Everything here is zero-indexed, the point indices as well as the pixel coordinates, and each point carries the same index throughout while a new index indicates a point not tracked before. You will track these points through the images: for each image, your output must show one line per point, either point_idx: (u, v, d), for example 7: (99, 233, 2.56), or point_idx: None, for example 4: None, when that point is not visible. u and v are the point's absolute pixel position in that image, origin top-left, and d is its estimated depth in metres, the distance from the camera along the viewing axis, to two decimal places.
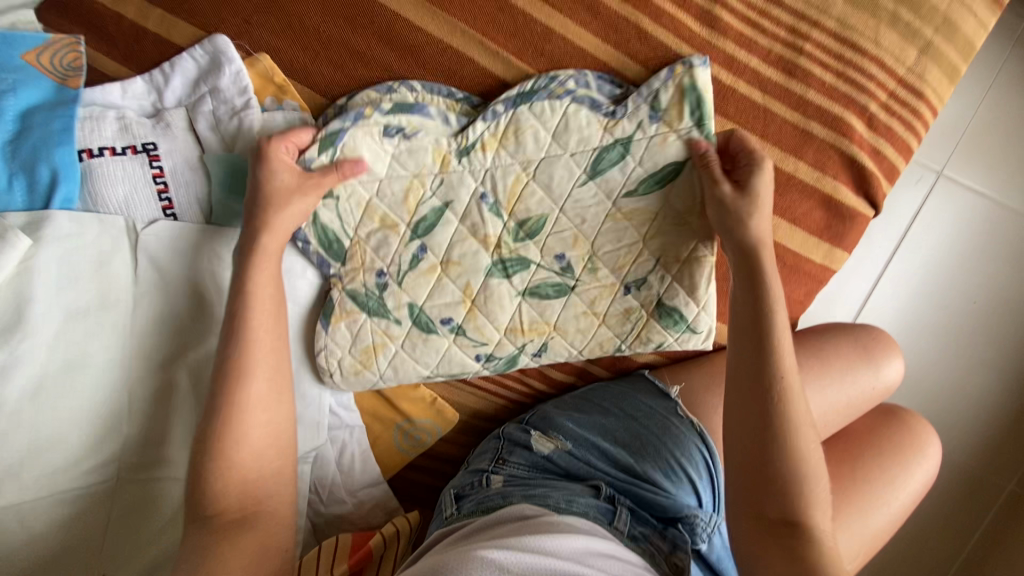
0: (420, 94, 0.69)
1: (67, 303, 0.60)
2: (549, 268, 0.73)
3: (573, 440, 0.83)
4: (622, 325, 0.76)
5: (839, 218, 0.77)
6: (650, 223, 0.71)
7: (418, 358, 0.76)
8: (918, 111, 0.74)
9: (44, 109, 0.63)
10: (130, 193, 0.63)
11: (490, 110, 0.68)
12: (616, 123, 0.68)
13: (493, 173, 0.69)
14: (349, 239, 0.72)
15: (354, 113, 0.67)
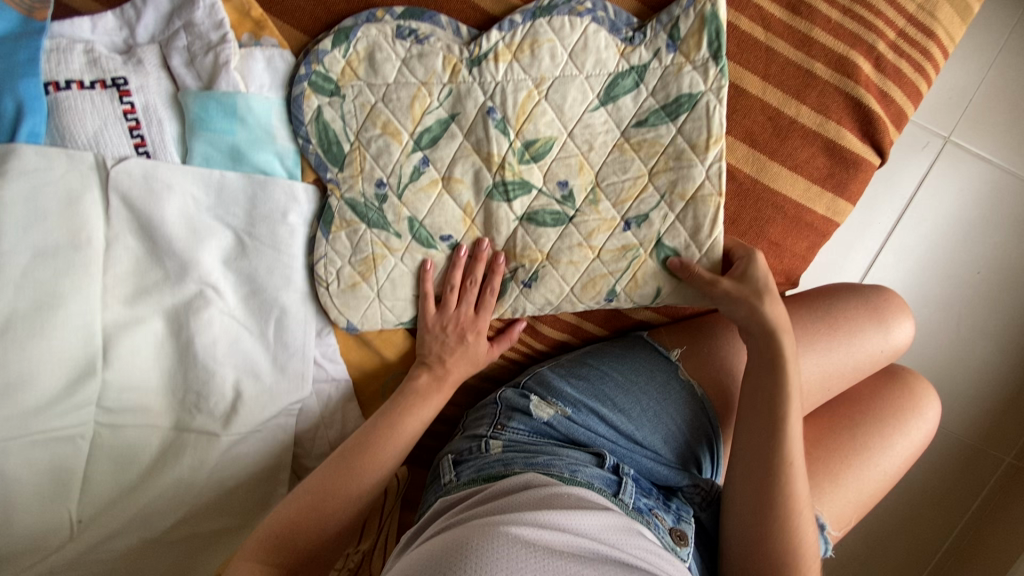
0: (418, 21, 0.65)
1: (37, 240, 0.57)
2: (550, 195, 0.69)
3: (573, 406, 0.80)
4: (617, 262, 0.72)
5: (843, 165, 0.74)
6: (658, 157, 0.68)
7: (412, 273, 0.72)
8: (929, 52, 0.70)
9: (7, 38, 0.60)
10: (99, 128, 0.60)
11: (507, 21, 0.65)
12: (633, 49, 0.66)
13: (504, 86, 0.65)
14: (349, 144, 0.68)
15: (367, 14, 0.65)
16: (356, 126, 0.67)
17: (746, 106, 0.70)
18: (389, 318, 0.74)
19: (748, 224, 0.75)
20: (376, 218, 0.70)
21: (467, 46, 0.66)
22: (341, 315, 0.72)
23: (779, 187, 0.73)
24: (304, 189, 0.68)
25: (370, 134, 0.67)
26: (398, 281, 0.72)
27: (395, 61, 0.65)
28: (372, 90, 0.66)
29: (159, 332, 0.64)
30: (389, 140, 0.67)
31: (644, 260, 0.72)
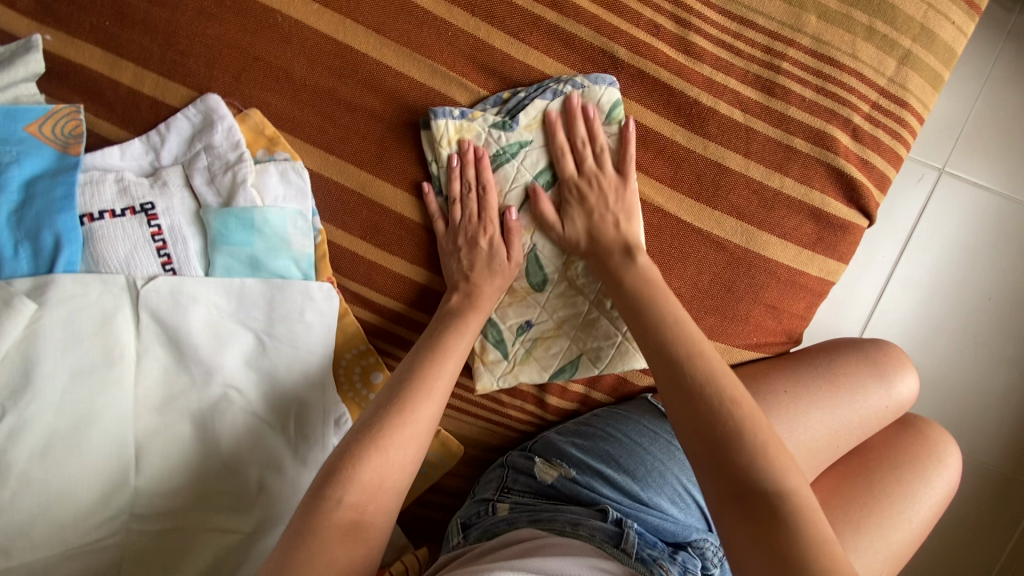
0: (459, 116, 0.72)
1: (73, 362, 0.61)
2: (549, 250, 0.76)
3: (577, 467, 0.83)
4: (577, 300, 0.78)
5: (832, 230, 0.77)
6: None
7: (520, 318, 0.78)
8: (904, 120, 0.74)
9: (47, 176, 0.65)
10: (130, 252, 0.65)
11: (523, 111, 0.71)
12: (571, 101, 0.71)
13: (533, 157, 0.73)
14: None
15: (457, 113, 0.72)
16: None
17: (730, 183, 0.74)
18: (536, 374, 0.80)
19: (743, 290, 0.78)
20: (506, 304, 0.78)
21: (511, 139, 0.72)
22: (487, 382, 0.80)
23: (770, 253, 0.77)
24: (318, 286, 0.72)
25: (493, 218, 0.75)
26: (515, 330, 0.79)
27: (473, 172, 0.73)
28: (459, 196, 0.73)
29: (187, 435, 0.67)
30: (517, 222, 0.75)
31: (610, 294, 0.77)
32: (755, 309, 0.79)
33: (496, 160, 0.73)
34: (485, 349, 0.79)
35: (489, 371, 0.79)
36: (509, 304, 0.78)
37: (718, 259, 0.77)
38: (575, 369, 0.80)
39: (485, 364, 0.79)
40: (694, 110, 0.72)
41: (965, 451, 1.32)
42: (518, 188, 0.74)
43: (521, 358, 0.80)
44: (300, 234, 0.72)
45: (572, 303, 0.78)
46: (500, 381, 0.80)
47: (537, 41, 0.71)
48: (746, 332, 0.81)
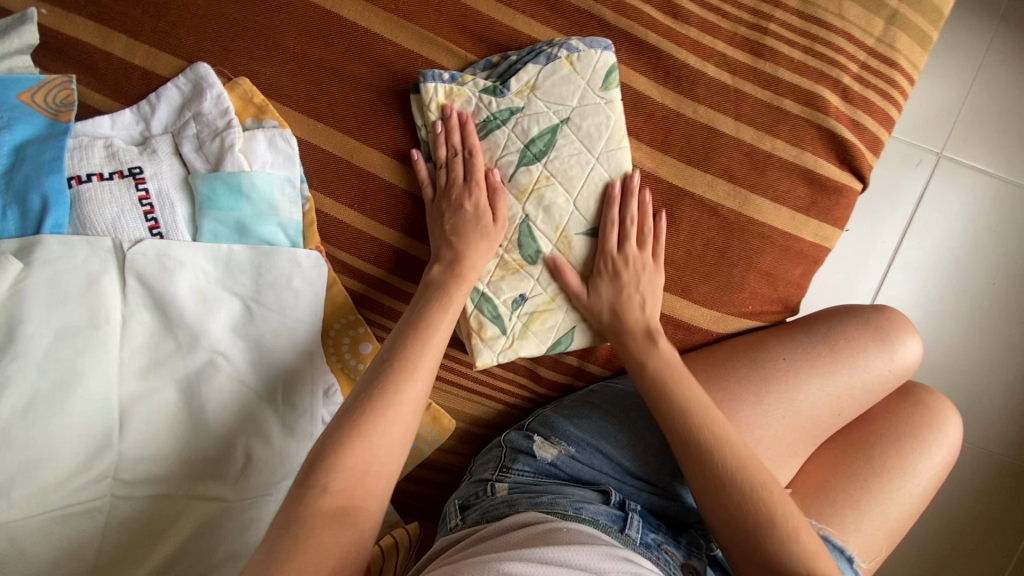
0: (449, 82, 0.72)
1: (58, 323, 0.61)
2: (541, 218, 0.74)
3: (576, 446, 0.80)
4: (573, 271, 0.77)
5: (825, 193, 0.76)
6: (598, 167, 0.73)
7: (514, 289, 0.76)
8: (895, 81, 0.73)
9: (36, 140, 0.66)
10: (117, 215, 0.65)
11: (514, 77, 0.71)
12: (563, 65, 0.71)
13: (525, 122, 0.72)
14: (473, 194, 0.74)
15: (449, 78, 0.72)
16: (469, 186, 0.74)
17: (720, 145, 0.74)
18: (533, 348, 0.79)
19: (736, 255, 0.77)
20: (499, 279, 0.76)
21: (502, 104, 0.72)
22: (484, 356, 0.77)
23: (763, 218, 0.76)
24: (306, 254, 0.72)
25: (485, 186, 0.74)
26: (510, 302, 0.76)
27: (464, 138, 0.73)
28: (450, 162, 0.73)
29: (173, 401, 0.67)
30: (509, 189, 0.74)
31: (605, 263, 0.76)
32: (749, 276, 0.78)
33: (487, 126, 0.73)
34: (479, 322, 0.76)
35: (489, 347, 0.76)
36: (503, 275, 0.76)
37: (710, 223, 0.76)
38: (571, 340, 0.80)
39: (484, 340, 0.76)
40: (682, 73, 0.72)
41: (973, 436, 1.29)
42: (510, 155, 0.73)
43: (518, 332, 0.77)
44: (287, 201, 0.72)
45: (566, 277, 0.77)
46: (499, 356, 0.77)
47: (523, 6, 0.71)
48: (741, 299, 0.80)
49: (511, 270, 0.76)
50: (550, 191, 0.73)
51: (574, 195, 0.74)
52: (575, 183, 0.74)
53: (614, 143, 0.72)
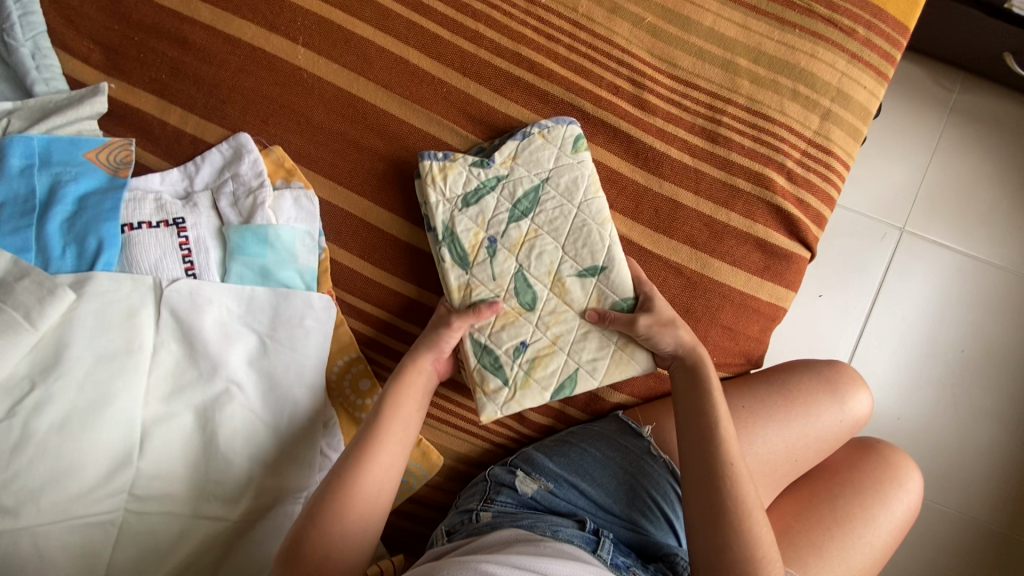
0: (440, 159, 0.83)
1: (98, 348, 0.69)
2: (535, 267, 0.83)
3: (555, 481, 0.87)
4: (570, 315, 0.84)
5: (778, 259, 0.86)
6: (580, 218, 0.83)
7: (515, 337, 0.84)
8: (832, 166, 0.86)
9: (98, 192, 0.77)
10: (160, 257, 0.75)
11: (498, 150, 0.83)
12: (538, 136, 0.84)
13: (513, 185, 0.84)
14: (472, 253, 0.83)
15: (440, 155, 0.83)
16: (466, 248, 0.83)
17: (683, 216, 0.85)
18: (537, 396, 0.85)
19: (700, 311, 0.87)
20: (500, 329, 0.84)
21: (489, 174, 0.84)
22: (490, 409, 0.84)
23: (723, 279, 0.86)
24: (319, 297, 0.81)
25: (481, 245, 0.83)
26: (511, 350, 0.84)
27: (459, 205, 0.83)
28: (448, 228, 0.83)
29: (188, 425, 0.74)
30: (503, 246, 0.83)
31: (598, 304, 0.84)
32: (712, 330, 0.87)
33: (479, 193, 0.84)
34: (481, 375, 0.84)
35: (492, 399, 0.84)
36: (503, 324, 0.84)
37: (675, 282, 0.86)
38: (574, 384, 0.85)
39: (487, 393, 0.84)
40: (649, 155, 0.85)
41: (949, 497, 1.33)
42: (500, 215, 0.84)
43: (520, 382, 0.84)
44: (307, 251, 0.82)
45: (564, 321, 0.84)
46: (501, 409, 0.84)
47: (516, 97, 0.85)
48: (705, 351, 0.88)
49: (509, 320, 0.84)
50: (539, 242, 0.83)
51: (563, 245, 0.83)
52: (561, 232, 0.83)
53: (589, 196, 0.83)
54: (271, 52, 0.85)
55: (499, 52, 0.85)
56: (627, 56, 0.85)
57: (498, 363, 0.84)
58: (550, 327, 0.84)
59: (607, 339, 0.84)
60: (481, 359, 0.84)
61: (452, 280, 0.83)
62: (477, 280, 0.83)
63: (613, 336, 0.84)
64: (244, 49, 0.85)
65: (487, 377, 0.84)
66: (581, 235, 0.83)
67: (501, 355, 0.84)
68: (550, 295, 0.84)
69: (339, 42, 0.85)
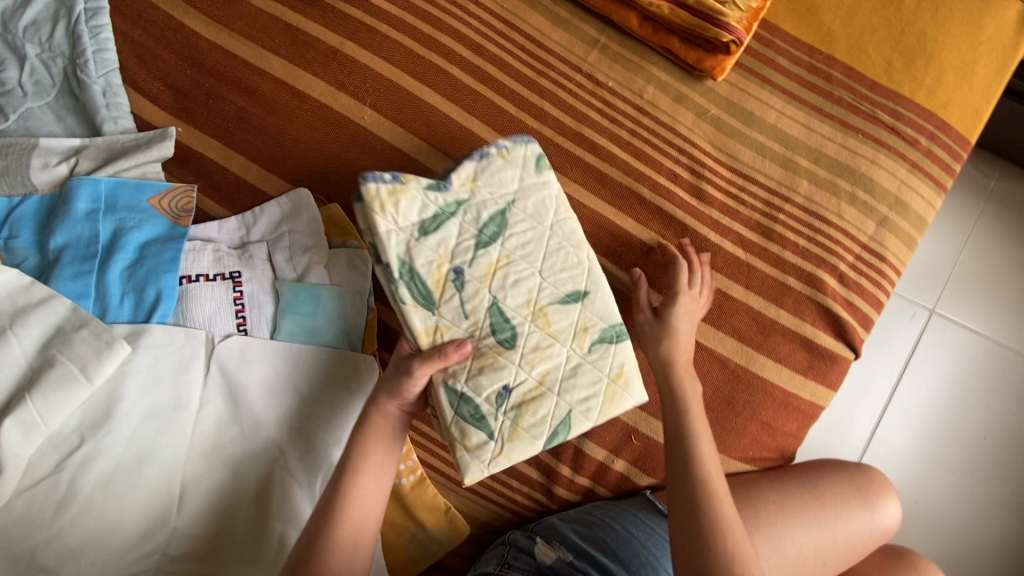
0: (393, 182, 0.70)
1: (148, 404, 0.70)
2: (510, 300, 0.73)
3: (574, 552, 0.84)
4: (558, 346, 0.74)
5: (822, 359, 0.86)
6: (557, 245, 0.75)
7: (492, 377, 0.72)
8: (885, 272, 0.86)
9: (158, 241, 0.78)
10: (214, 311, 0.76)
11: (454, 173, 0.73)
12: (498, 155, 0.75)
13: (476, 209, 0.73)
14: (438, 290, 0.71)
15: (389, 177, 0.71)
16: (429, 288, 0.71)
17: (731, 307, 0.86)
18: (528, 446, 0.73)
19: (741, 404, 0.86)
20: (478, 372, 0.72)
21: (447, 198, 0.72)
22: (476, 468, 0.72)
23: (766, 374, 0.86)
24: (366, 360, 0.79)
25: (447, 283, 0.71)
26: (489, 395, 0.72)
27: (414, 235, 0.71)
28: (404, 261, 0.70)
29: (225, 484, 0.73)
30: (472, 278, 0.72)
31: (584, 334, 0.75)
32: (751, 424, 0.87)
33: (437, 219, 0.71)
34: (459, 430, 0.71)
35: (476, 457, 0.72)
36: (482, 368, 0.72)
37: (718, 372, 0.86)
38: (567, 429, 0.74)
39: (470, 450, 0.71)
40: (701, 246, 0.86)
41: None
42: (465, 242, 0.72)
43: (508, 435, 0.72)
44: (356, 312, 0.81)
45: (550, 356, 0.73)
46: (489, 466, 0.72)
47: (575, 176, 0.86)
48: (742, 445, 0.87)
49: (487, 363, 0.72)
50: (513, 271, 0.73)
51: (543, 275, 0.74)
52: (535, 256, 0.74)
53: (559, 220, 0.75)
54: (337, 110, 0.86)
55: (562, 131, 0.86)
56: (689, 146, 0.86)
57: (479, 412, 0.72)
58: (534, 366, 0.73)
59: (599, 371, 0.74)
60: (457, 410, 0.72)
61: (417, 323, 0.71)
62: (446, 321, 0.72)
63: (603, 369, 0.75)
64: (312, 105, 0.86)
65: (466, 434, 0.72)
66: (558, 260, 0.74)
67: (481, 403, 0.72)
68: (531, 328, 0.73)
69: (405, 106, 0.86)
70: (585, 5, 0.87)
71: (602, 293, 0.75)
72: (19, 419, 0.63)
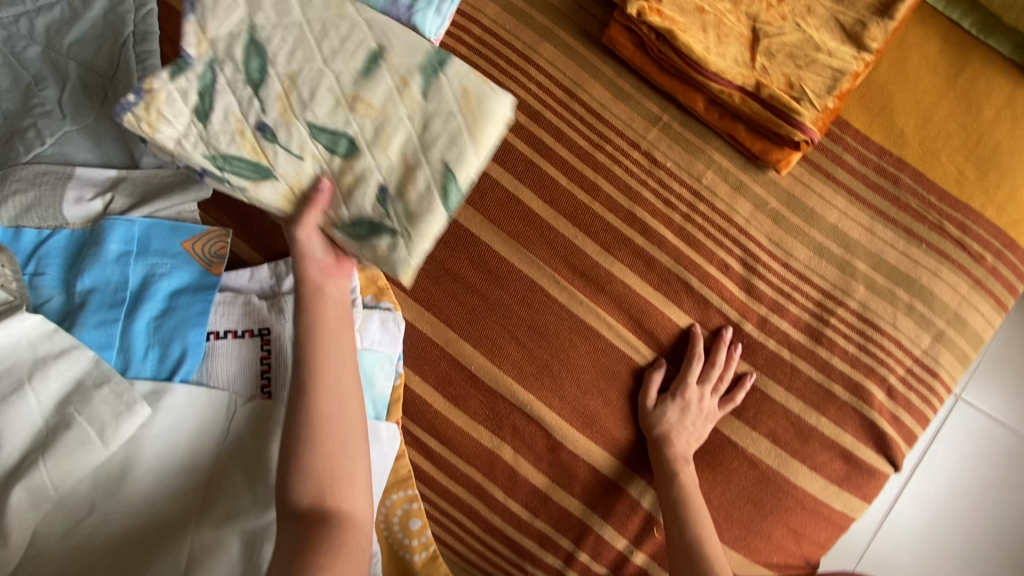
0: (158, 78, 0.61)
1: (159, 470, 0.67)
2: (315, 152, 0.62)
3: None
4: (380, 160, 0.61)
5: (859, 472, 0.82)
6: (297, 86, 0.61)
7: (352, 207, 0.62)
8: (934, 388, 0.82)
9: (188, 290, 0.75)
10: (240, 370, 0.73)
11: (190, 39, 0.62)
12: (224, 8, 0.62)
13: (243, 102, 0.62)
14: (278, 173, 0.63)
15: (138, 88, 0.61)
16: (286, 184, 0.63)
17: (768, 408, 0.82)
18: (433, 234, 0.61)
19: (770, 510, 0.82)
20: (340, 194, 0.63)
21: (197, 70, 0.61)
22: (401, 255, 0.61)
23: (800, 482, 0.82)
24: (389, 427, 0.79)
25: (292, 181, 0.63)
26: (359, 198, 0.61)
27: (202, 126, 0.62)
28: (213, 151, 0.62)
29: (235, 560, 0.67)
30: (278, 140, 0.62)
31: (390, 143, 0.61)
32: (779, 531, 0.83)
33: (214, 96, 0.61)
34: (371, 251, 0.63)
35: (403, 248, 0.61)
36: (352, 194, 0.62)
37: (748, 473, 0.82)
38: (458, 190, 0.60)
39: (389, 251, 0.62)
40: (744, 341, 0.83)
41: None
42: (252, 99, 0.62)
43: (406, 222, 0.61)
44: (384, 377, 0.80)
45: (394, 135, 0.61)
46: (416, 257, 0.61)
47: (622, 256, 0.83)
48: (766, 550, 0.84)
49: (353, 201, 0.62)
50: (310, 104, 0.61)
51: (321, 109, 0.61)
52: (317, 57, 0.61)
53: (343, 19, 0.62)
54: None
55: (613, 209, 0.83)
56: (743, 237, 0.83)
57: (375, 215, 0.62)
58: (392, 158, 0.61)
59: (430, 160, 0.60)
60: (362, 223, 0.62)
61: (273, 197, 0.64)
62: (299, 179, 0.63)
63: (448, 101, 0.60)
64: None
65: (372, 239, 0.62)
66: (329, 86, 0.61)
67: (381, 212, 0.62)
68: (375, 159, 0.61)
69: None
70: (650, 80, 0.83)
71: (416, 51, 0.62)
72: (27, 485, 0.60)
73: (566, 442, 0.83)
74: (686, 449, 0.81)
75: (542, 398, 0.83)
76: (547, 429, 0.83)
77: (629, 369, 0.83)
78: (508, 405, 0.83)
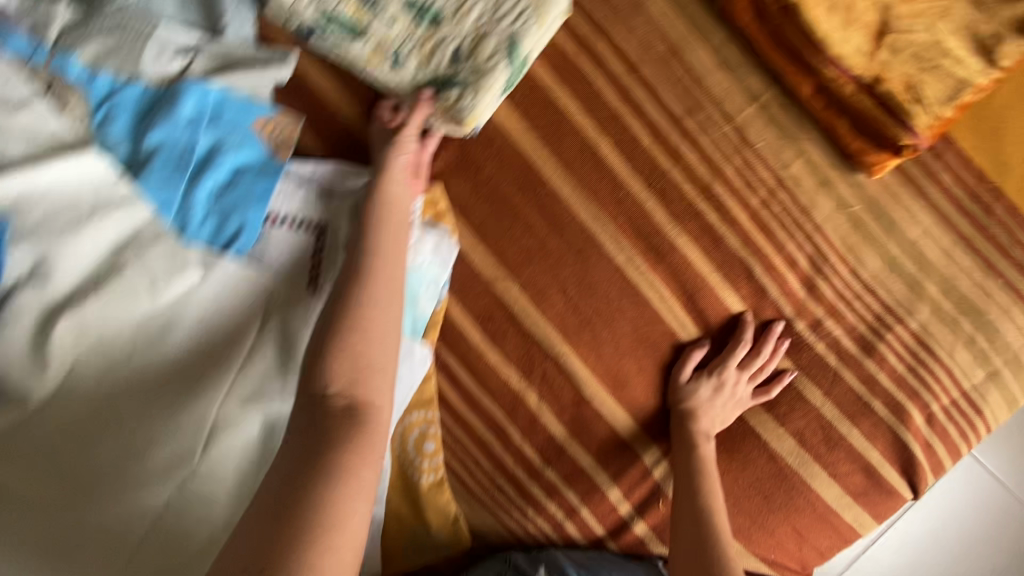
0: None
1: (202, 331, 0.67)
2: (402, 17, 0.74)
3: None
4: (461, 20, 0.74)
5: (878, 489, 0.81)
6: None
7: (427, 62, 0.75)
8: (976, 423, 0.80)
9: (253, 170, 0.73)
10: (291, 260, 0.71)
11: None
12: None
13: None
14: (368, 38, 0.74)
15: None
16: (373, 53, 0.75)
17: (801, 408, 0.81)
18: (483, 113, 0.75)
19: (780, 508, 0.82)
20: (419, 54, 0.75)
21: None
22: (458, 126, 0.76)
23: (816, 487, 0.81)
24: (422, 347, 0.81)
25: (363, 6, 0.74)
26: (447, 30, 0.74)
27: None
28: (320, 10, 0.74)
29: (253, 436, 0.67)
30: None
31: (472, 41, 0.74)
32: (784, 530, 0.83)
33: None
34: (421, 49, 0.75)
35: (475, 102, 0.74)
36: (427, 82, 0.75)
37: (766, 468, 0.82)
38: (522, 60, 0.75)
39: (454, 108, 0.75)
40: (794, 339, 0.81)
41: None
42: None
43: (476, 78, 0.74)
44: (427, 298, 0.80)
45: (469, 8, 0.74)
46: (478, 106, 0.74)
47: (690, 228, 0.80)
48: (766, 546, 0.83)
49: (428, 34, 0.74)
50: None
51: None
52: None
53: None
54: None
55: (692, 179, 0.80)
56: (817, 234, 0.80)
57: (427, 48, 0.75)
58: (469, 25, 0.74)
59: (501, 73, 0.74)
60: (437, 62, 0.75)
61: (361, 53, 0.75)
62: (378, 42, 0.75)
63: None
64: None
65: (454, 57, 0.74)
66: None
67: (456, 74, 0.74)
68: (446, 23, 0.74)
69: (541, 106, 0.81)
70: (760, 55, 0.79)
71: None
72: (74, 321, 0.62)
73: (592, 400, 0.82)
74: (709, 429, 0.80)
75: (579, 352, 0.82)
76: (576, 384, 0.82)
77: (671, 343, 0.82)
78: (541, 352, 0.82)
